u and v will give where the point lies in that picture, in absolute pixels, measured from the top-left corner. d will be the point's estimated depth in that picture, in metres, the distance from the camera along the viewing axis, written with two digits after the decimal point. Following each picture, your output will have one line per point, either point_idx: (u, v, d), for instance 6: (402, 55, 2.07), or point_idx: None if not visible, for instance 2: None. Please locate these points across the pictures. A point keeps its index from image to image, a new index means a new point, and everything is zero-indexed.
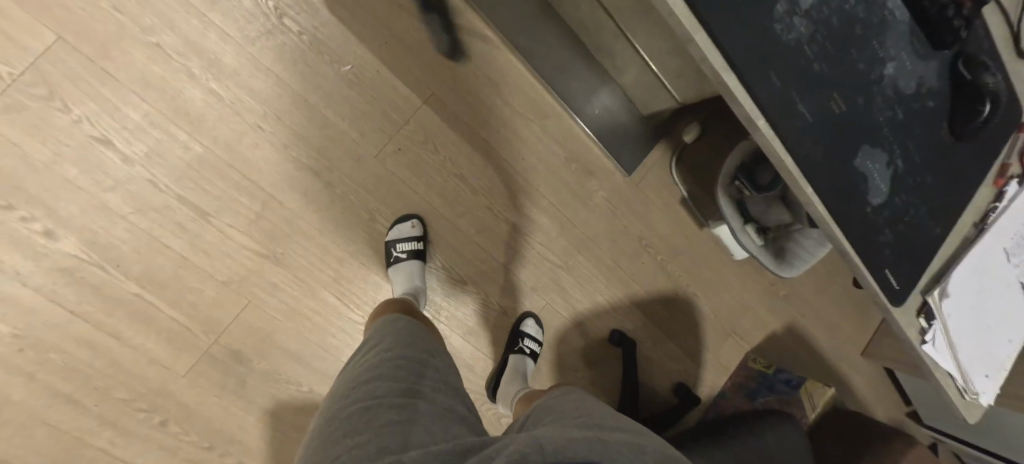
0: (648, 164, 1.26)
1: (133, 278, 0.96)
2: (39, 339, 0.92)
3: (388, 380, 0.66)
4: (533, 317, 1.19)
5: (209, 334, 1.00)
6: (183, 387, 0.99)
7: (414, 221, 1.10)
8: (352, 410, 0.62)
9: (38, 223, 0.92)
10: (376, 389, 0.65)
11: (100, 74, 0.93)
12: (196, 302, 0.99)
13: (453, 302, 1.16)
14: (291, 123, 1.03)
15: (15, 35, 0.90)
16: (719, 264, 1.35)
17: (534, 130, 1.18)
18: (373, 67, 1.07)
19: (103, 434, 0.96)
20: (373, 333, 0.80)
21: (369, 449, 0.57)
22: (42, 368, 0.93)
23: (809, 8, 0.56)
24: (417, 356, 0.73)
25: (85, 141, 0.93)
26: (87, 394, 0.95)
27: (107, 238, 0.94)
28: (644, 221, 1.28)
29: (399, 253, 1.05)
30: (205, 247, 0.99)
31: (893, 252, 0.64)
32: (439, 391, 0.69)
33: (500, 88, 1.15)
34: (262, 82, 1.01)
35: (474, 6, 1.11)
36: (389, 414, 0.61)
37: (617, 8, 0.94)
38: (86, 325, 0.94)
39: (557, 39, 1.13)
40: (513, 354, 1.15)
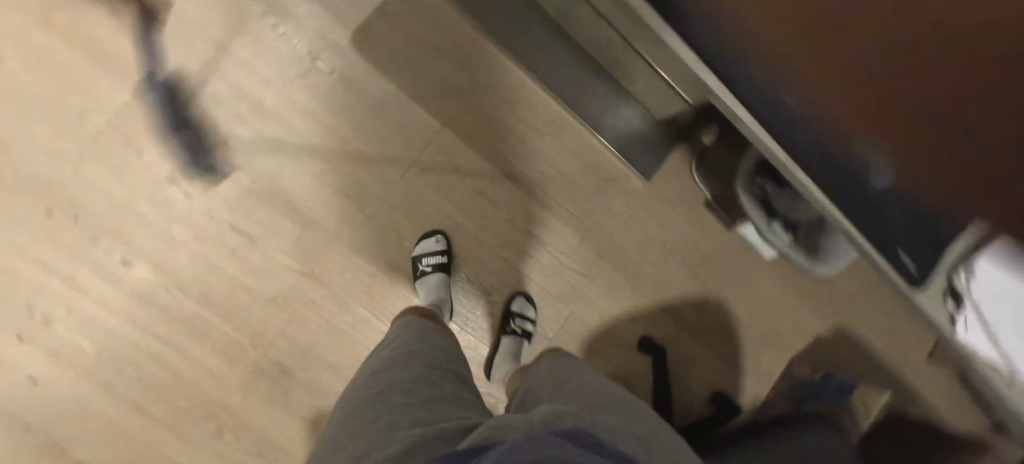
0: (667, 170, 1.28)
1: (193, 299, 1.08)
2: (116, 354, 1.05)
3: (400, 373, 0.74)
4: (522, 296, 1.21)
5: (258, 348, 1.10)
6: (236, 397, 1.09)
7: (438, 236, 1.17)
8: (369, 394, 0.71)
9: (116, 253, 1.06)
10: (391, 380, 0.73)
11: (166, 122, 1.08)
12: (246, 319, 1.09)
13: (478, 311, 1.22)
14: (326, 154, 1.13)
15: (99, 94, 1.06)
16: (752, 267, 1.32)
17: (551, 143, 1.23)
18: (397, 97, 1.16)
19: (169, 440, 1.07)
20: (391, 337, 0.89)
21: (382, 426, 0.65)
22: (119, 381, 1.05)
23: None
24: (429, 349, 0.82)
25: (154, 180, 1.07)
26: (156, 404, 1.06)
27: (171, 263, 1.07)
28: (666, 226, 1.28)
29: (425, 267, 1.12)
30: (253, 268, 1.10)
31: (915, 241, 0.58)
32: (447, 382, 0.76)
33: (515, 107, 1.21)
34: (299, 119, 1.12)
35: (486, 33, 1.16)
36: (399, 398, 0.69)
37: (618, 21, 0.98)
38: (154, 341, 1.06)
39: (568, 56, 1.16)
40: (505, 336, 1.18)
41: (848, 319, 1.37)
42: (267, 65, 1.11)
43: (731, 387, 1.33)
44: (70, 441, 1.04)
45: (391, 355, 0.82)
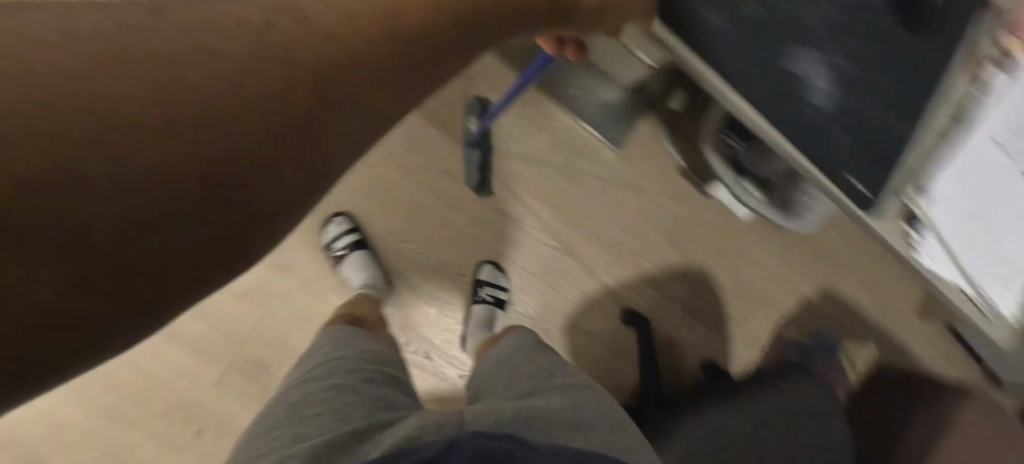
0: (636, 138, 1.27)
1: None
2: None
3: (321, 380, 0.80)
4: (491, 263, 1.19)
5: (232, 344, 1.07)
6: (214, 398, 1.06)
7: (340, 218, 1.13)
8: (282, 410, 0.76)
9: None
10: (314, 387, 0.79)
11: None
12: (219, 315, 1.07)
13: (423, 291, 1.18)
14: None
15: None
16: (732, 230, 1.31)
17: (517, 121, 1.22)
18: None
19: (147, 446, 1.04)
20: (323, 339, 0.92)
21: (299, 430, 0.71)
22: (94, 384, 1.04)
23: None
24: (348, 353, 0.86)
25: None
26: (135, 408, 1.04)
27: None
28: (641, 195, 1.28)
29: (337, 250, 1.09)
30: None
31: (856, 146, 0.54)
32: (381, 376, 0.84)
33: (472, 83, 1.19)
34: None
35: None
36: (316, 406, 0.75)
37: None
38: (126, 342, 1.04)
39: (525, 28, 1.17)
40: (477, 305, 1.16)
41: (833, 278, 1.36)
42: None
43: (721, 355, 1.32)
44: (44, 450, 1.02)
45: (324, 358, 0.86)
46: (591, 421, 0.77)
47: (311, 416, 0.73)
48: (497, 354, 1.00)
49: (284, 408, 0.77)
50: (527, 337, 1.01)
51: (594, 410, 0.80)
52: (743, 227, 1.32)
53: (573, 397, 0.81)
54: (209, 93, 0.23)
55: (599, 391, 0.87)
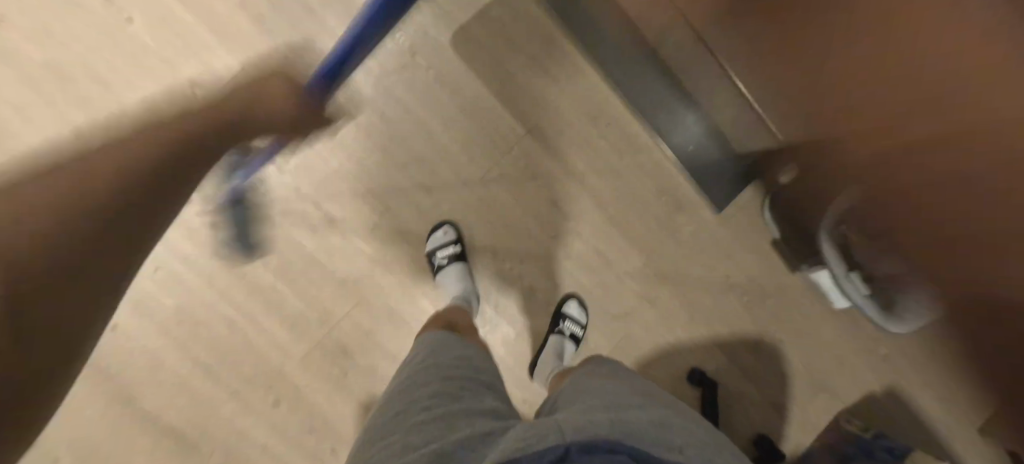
0: (739, 203, 1.25)
1: (271, 270, 1.11)
2: (193, 314, 1.10)
3: (422, 388, 0.82)
4: (575, 299, 1.21)
5: (323, 325, 1.13)
6: (296, 372, 1.12)
7: (446, 227, 1.16)
8: (390, 417, 0.79)
9: (206, 214, 1.10)
10: (415, 396, 0.81)
11: None
12: (317, 295, 1.13)
13: (507, 312, 1.20)
14: (412, 142, 1.15)
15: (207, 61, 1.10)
16: (812, 312, 1.31)
17: (628, 164, 1.22)
18: (487, 101, 1.17)
19: (228, 403, 1.11)
20: (423, 350, 0.95)
21: (408, 438, 0.73)
22: (191, 338, 1.10)
23: None
24: (447, 362, 0.89)
25: None
26: (222, 367, 1.10)
27: (255, 232, 1.11)
28: (734, 260, 1.27)
29: (442, 259, 1.12)
30: (330, 248, 1.13)
31: None
32: (477, 386, 0.85)
33: (593, 120, 1.21)
34: (392, 109, 1.15)
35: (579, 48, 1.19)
36: (419, 414, 0.76)
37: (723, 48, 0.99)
38: (229, 304, 1.11)
39: (653, 80, 1.16)
40: (553, 335, 1.18)
41: (903, 379, 1.34)
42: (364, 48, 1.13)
43: (775, 432, 1.32)
44: (136, 388, 1.09)
45: (423, 364, 0.89)
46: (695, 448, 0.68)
47: (415, 424, 0.75)
48: (572, 379, 0.94)
49: (391, 418, 0.79)
50: (599, 366, 0.95)
51: (694, 436, 0.71)
52: (826, 312, 1.31)
53: (668, 418, 0.73)
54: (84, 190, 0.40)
55: (689, 414, 0.79)
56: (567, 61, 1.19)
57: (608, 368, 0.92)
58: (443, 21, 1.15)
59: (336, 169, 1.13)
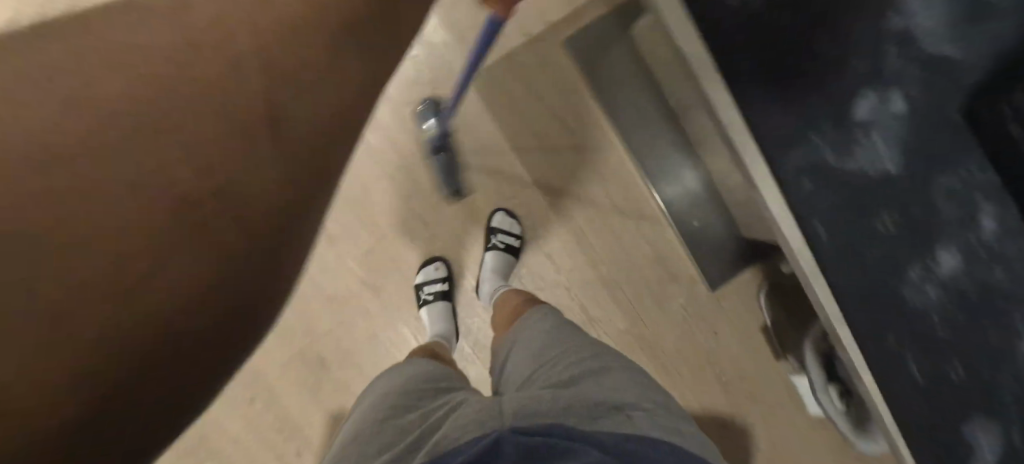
0: (738, 282, 1.16)
1: None
2: None
3: (372, 404, 0.77)
4: (503, 211, 1.14)
5: (306, 336, 1.17)
6: (275, 375, 1.17)
7: (438, 263, 1.17)
8: (337, 439, 0.74)
9: None
10: (374, 402, 0.76)
11: None
12: (305, 308, 1.17)
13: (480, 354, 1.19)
14: (416, 169, 1.16)
15: None
16: (808, 419, 1.19)
17: (628, 228, 1.14)
18: (495, 144, 1.13)
19: None
20: (394, 367, 0.86)
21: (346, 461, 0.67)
22: None
23: (947, 272, 0.49)
24: (405, 374, 0.83)
25: None
26: None
27: None
28: (726, 346, 1.17)
29: (426, 295, 1.14)
30: (325, 265, 1.17)
31: None
32: (436, 381, 0.81)
33: (599, 171, 1.14)
34: (404, 138, 1.15)
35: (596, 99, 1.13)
36: (375, 415, 0.72)
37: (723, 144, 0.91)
38: None
39: (671, 147, 1.15)
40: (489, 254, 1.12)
41: None
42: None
43: None
44: None
45: (383, 378, 0.84)
46: (654, 423, 0.65)
47: (365, 435, 0.69)
48: (518, 335, 0.90)
49: (355, 421, 0.75)
50: (546, 318, 0.90)
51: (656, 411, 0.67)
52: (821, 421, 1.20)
53: (619, 382, 0.70)
54: (140, 162, 0.40)
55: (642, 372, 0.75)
56: (580, 107, 1.14)
57: (549, 326, 0.87)
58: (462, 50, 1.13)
59: (340, 186, 1.16)
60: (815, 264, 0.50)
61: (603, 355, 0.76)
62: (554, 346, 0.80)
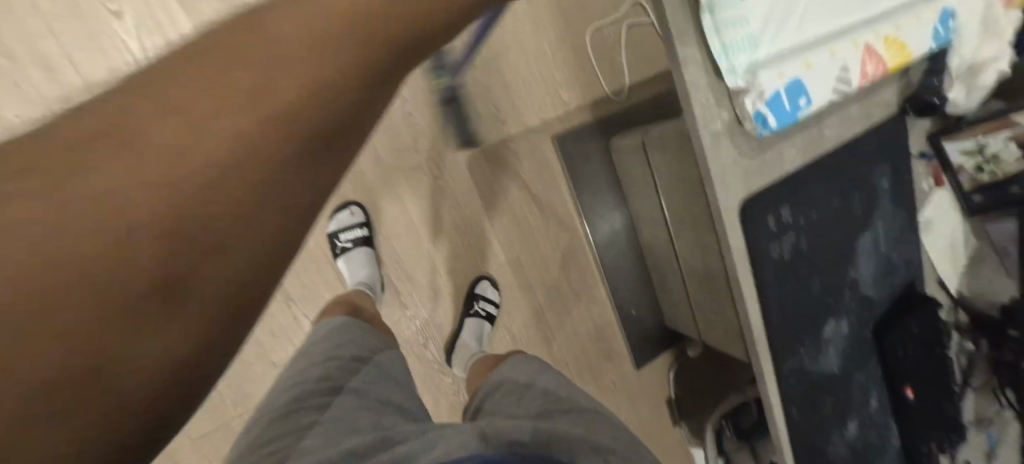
0: (655, 364, 1.39)
1: None
2: None
3: (316, 380, 0.69)
4: (488, 279, 1.21)
5: (239, 405, 1.03)
6: (193, 445, 1.02)
7: (353, 208, 1.10)
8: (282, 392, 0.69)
9: None
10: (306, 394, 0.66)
11: None
12: (245, 372, 1.03)
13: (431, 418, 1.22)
14: (397, 235, 1.15)
15: None
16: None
17: (579, 310, 1.31)
18: (478, 221, 1.20)
19: None
20: (342, 341, 0.78)
21: (278, 430, 0.61)
22: None
23: (850, 433, 0.76)
24: (359, 356, 0.75)
25: None
26: None
27: None
28: (641, 418, 1.38)
29: (345, 243, 1.06)
30: (276, 328, 1.05)
31: None
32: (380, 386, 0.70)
33: (565, 256, 1.28)
34: (390, 205, 1.13)
35: (571, 192, 1.25)
36: (315, 414, 0.63)
37: (688, 265, 1.12)
38: None
39: (625, 243, 1.31)
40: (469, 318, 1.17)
41: None
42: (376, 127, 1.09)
43: None
44: None
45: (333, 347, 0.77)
46: None
47: (302, 418, 0.62)
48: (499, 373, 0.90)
49: (290, 415, 0.63)
50: (526, 363, 0.91)
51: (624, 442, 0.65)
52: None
53: (594, 421, 0.68)
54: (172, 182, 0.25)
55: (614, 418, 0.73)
56: (556, 200, 1.25)
57: (537, 374, 0.85)
58: (462, 130, 1.15)
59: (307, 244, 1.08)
60: (773, 381, 0.70)
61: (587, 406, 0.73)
62: (550, 383, 0.79)
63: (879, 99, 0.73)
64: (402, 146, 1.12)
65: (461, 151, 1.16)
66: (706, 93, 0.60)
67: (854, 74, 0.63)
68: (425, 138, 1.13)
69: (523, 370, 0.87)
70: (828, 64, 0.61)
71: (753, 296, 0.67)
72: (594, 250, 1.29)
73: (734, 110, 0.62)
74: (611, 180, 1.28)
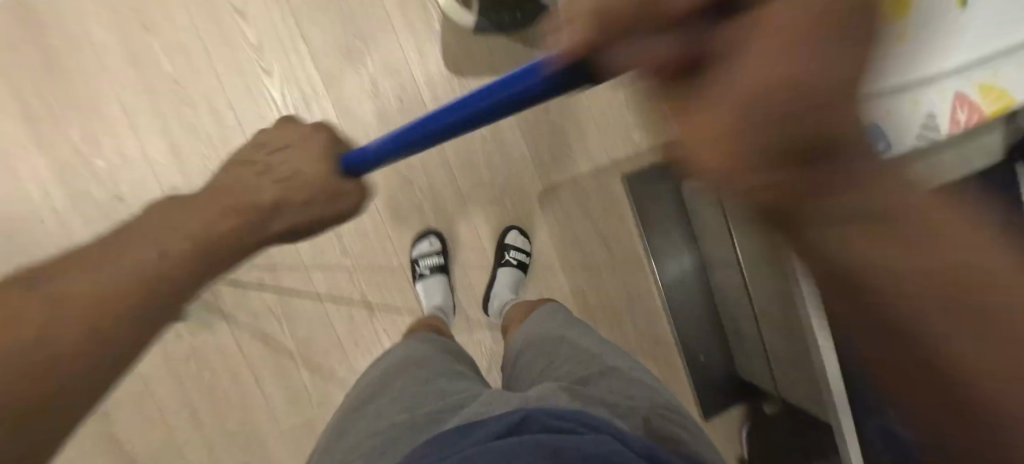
0: (724, 415, 1.33)
1: (295, 340, 1.11)
2: (204, 356, 1.07)
3: (391, 375, 0.77)
4: (516, 228, 1.19)
5: (319, 407, 1.11)
6: (276, 440, 1.10)
7: (433, 237, 1.16)
8: (365, 387, 0.78)
9: (259, 272, 1.09)
10: (378, 391, 0.76)
11: (360, 184, 1.14)
12: (327, 378, 1.12)
13: None
14: (470, 262, 1.20)
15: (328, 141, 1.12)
16: None
17: (646, 351, 1.29)
18: (549, 255, 1.24)
19: (200, 451, 1.08)
20: (411, 345, 0.89)
21: (356, 419, 0.71)
22: (193, 379, 1.07)
23: None
24: (424, 356, 0.83)
25: (324, 226, 1.12)
26: (209, 414, 1.08)
27: (295, 301, 1.11)
28: None
29: (423, 269, 1.12)
30: (358, 339, 1.13)
31: None
32: (442, 373, 0.78)
33: (633, 295, 1.27)
34: (467, 234, 1.20)
35: (641, 234, 1.26)
36: (389, 400, 0.70)
37: (765, 316, 1.08)
38: (241, 359, 1.08)
39: (697, 288, 1.28)
40: (503, 268, 1.17)
41: None
42: (456, 160, 1.17)
43: None
44: (117, 407, 1.05)
45: (408, 350, 0.86)
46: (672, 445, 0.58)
47: (379, 405, 0.70)
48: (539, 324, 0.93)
49: (368, 408, 0.71)
50: (562, 316, 0.92)
51: (672, 415, 0.65)
52: None
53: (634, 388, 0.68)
54: None
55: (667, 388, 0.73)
56: (627, 238, 1.26)
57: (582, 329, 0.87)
58: (536, 166, 1.21)
59: (393, 265, 1.16)
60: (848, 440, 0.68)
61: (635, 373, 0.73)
62: (585, 344, 0.80)
63: (987, 144, 0.65)
64: (483, 179, 1.19)
65: (535, 186, 1.21)
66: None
67: (943, 124, 0.59)
68: (504, 174, 1.20)
69: (567, 325, 0.88)
70: (907, 114, 0.58)
71: (831, 347, 0.65)
72: (662, 293, 1.27)
73: None
74: (682, 220, 1.25)
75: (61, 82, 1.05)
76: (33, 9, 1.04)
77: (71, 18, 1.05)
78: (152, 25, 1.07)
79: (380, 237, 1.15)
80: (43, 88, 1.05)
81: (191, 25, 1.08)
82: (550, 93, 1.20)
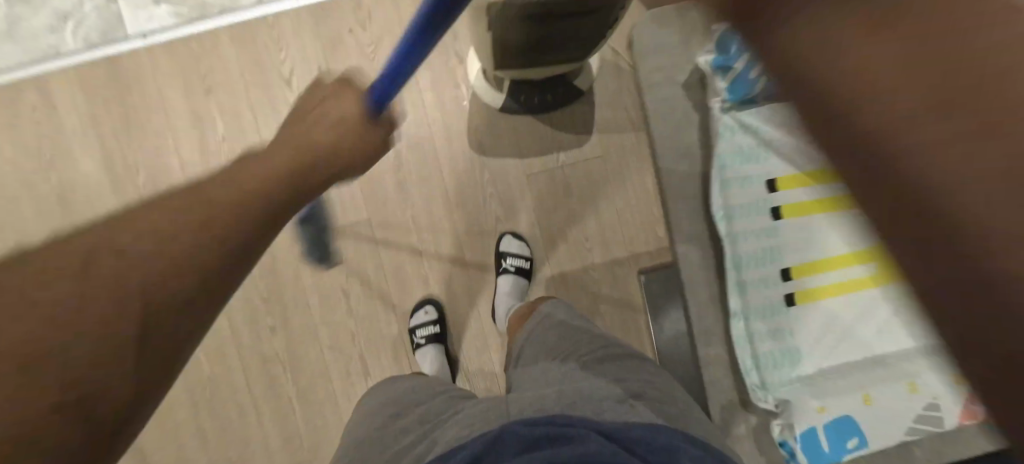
0: None
1: (295, 386, 1.14)
2: (217, 388, 1.13)
3: (372, 417, 0.76)
4: (512, 235, 1.13)
5: (309, 455, 1.13)
6: None
7: (429, 305, 1.13)
8: (350, 433, 0.77)
9: (271, 320, 1.14)
10: (370, 428, 0.73)
11: (374, 248, 1.14)
12: (319, 428, 1.14)
13: None
14: (470, 339, 1.15)
15: (349, 203, 1.13)
16: None
17: None
18: None
19: None
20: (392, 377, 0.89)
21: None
22: (204, 406, 1.13)
23: None
24: (404, 383, 0.83)
25: (336, 284, 1.14)
26: (213, 442, 1.13)
27: (301, 349, 1.14)
28: None
29: (419, 339, 1.10)
30: (352, 397, 1.15)
31: None
32: (428, 390, 0.79)
33: None
34: (469, 311, 1.15)
35: (654, 341, 1.12)
36: (374, 448, 0.68)
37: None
38: (246, 396, 1.13)
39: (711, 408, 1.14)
40: (502, 279, 1.10)
41: None
42: (468, 236, 1.15)
43: None
44: None
45: (387, 382, 0.86)
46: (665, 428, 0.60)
47: (369, 447, 0.69)
48: (530, 324, 0.92)
49: (359, 452, 0.69)
50: (557, 306, 0.93)
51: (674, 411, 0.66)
52: None
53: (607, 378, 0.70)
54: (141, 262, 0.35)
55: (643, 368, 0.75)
56: (641, 343, 1.13)
57: (564, 315, 0.90)
58: (546, 250, 1.14)
59: (394, 330, 1.16)
60: None
61: (603, 356, 0.76)
62: (559, 342, 0.82)
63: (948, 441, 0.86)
64: (490, 259, 1.15)
65: (542, 272, 1.14)
66: (730, 389, 0.89)
67: (931, 422, 0.83)
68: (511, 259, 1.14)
69: (553, 315, 0.90)
70: (883, 398, 0.83)
71: None
72: None
73: (760, 417, 0.88)
74: None
75: (132, 127, 1.11)
76: (116, 61, 1.11)
77: (149, 76, 1.11)
78: (212, 82, 1.10)
79: (385, 303, 1.15)
80: (120, 135, 1.11)
81: (242, 80, 1.10)
82: (573, 178, 1.14)
